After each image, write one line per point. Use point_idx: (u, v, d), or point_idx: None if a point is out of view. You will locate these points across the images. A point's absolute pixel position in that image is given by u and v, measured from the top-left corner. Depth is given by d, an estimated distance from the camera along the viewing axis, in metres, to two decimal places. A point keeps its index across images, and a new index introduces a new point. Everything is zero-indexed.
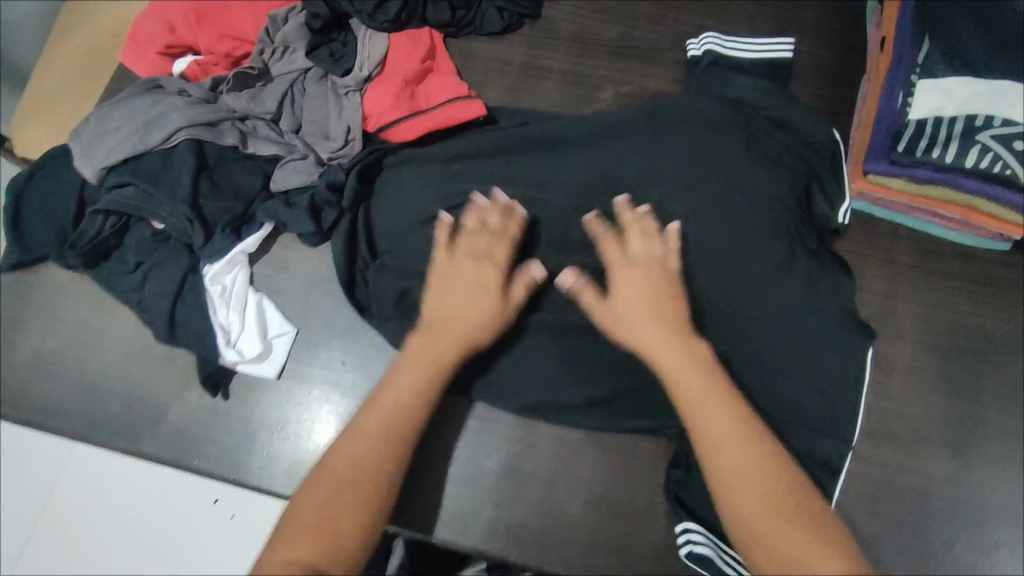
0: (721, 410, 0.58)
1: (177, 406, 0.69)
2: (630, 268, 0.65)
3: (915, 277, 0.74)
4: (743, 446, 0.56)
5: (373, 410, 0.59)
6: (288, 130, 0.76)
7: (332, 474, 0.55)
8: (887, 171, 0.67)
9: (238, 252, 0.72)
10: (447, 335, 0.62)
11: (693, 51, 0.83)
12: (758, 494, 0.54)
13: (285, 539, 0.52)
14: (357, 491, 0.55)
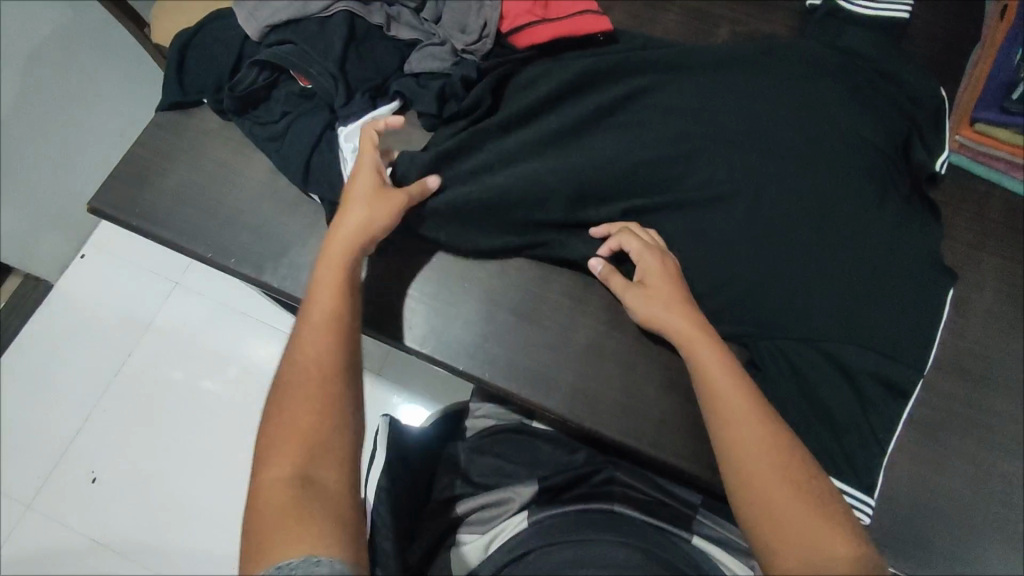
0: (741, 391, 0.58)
1: (300, 246, 0.76)
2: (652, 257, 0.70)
3: (1001, 234, 0.77)
4: (751, 419, 0.56)
5: (316, 322, 0.59)
6: (429, 20, 0.83)
7: (296, 398, 0.53)
8: (997, 118, 0.74)
9: (371, 118, 0.78)
10: (356, 238, 0.65)
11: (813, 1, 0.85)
12: (770, 457, 0.54)
13: (269, 464, 0.50)
14: (318, 392, 0.54)
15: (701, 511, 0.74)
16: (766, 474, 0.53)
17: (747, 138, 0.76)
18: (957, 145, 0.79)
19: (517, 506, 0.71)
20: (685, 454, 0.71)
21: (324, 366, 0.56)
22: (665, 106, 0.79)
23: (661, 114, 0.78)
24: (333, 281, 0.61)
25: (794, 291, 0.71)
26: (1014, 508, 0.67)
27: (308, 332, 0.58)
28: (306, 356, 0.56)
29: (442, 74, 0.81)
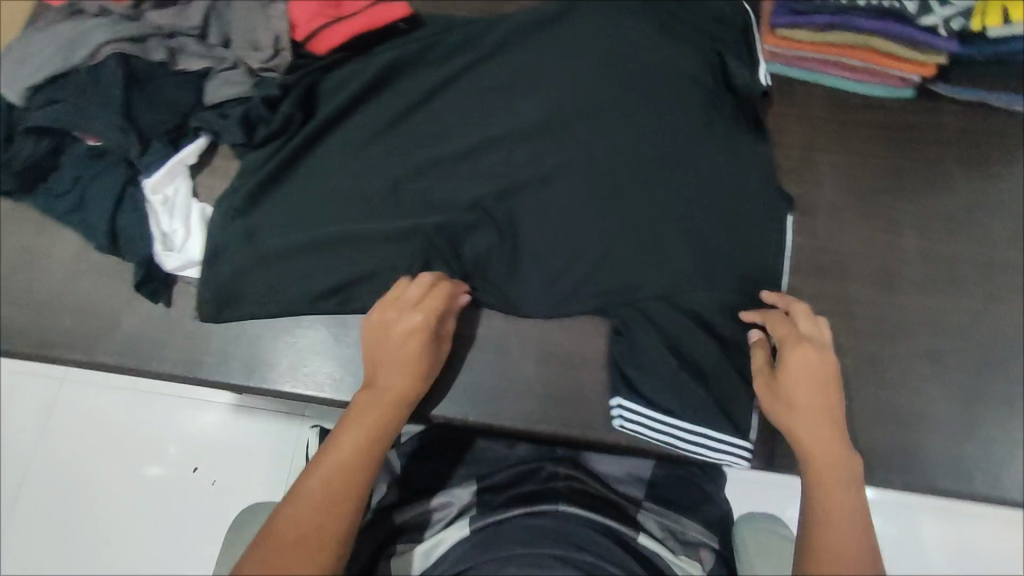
0: (816, 418, 0.61)
1: (132, 316, 0.71)
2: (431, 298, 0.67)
3: (827, 129, 0.79)
4: (830, 436, 0.61)
5: (369, 423, 0.60)
6: (217, 44, 0.77)
7: (310, 499, 0.55)
8: (791, 22, 0.74)
9: (177, 162, 0.73)
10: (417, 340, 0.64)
11: None
12: (834, 472, 0.59)
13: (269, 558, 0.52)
14: (337, 493, 0.55)
15: (646, 505, 0.72)
16: (831, 528, 0.56)
17: (565, 95, 0.76)
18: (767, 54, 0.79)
19: (457, 510, 0.69)
20: (579, 422, 0.70)
21: (346, 478, 0.56)
22: (481, 83, 0.78)
23: (479, 92, 0.78)
24: (401, 380, 0.63)
25: (643, 234, 0.71)
26: (897, 386, 0.69)
27: (356, 458, 0.57)
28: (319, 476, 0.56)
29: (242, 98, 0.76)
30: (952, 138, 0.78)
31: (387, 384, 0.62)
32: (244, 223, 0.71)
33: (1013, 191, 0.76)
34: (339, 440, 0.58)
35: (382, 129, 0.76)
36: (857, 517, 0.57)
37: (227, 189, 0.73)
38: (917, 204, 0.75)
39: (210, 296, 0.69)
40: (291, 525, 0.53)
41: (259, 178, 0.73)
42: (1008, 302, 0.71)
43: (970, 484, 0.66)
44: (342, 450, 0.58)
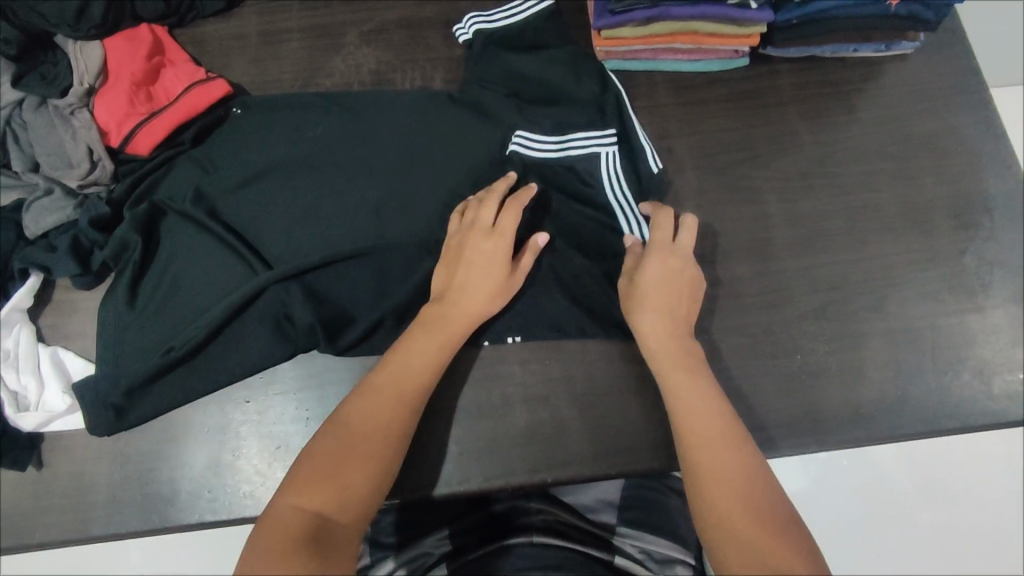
0: (681, 386, 0.60)
1: (3, 486, 0.65)
2: (482, 242, 0.66)
3: (677, 114, 0.80)
4: (716, 429, 0.57)
5: (388, 373, 0.61)
6: (24, 169, 0.71)
7: (306, 475, 0.53)
8: (612, 22, 0.72)
9: (10, 312, 0.67)
10: (472, 304, 0.64)
11: (463, 35, 0.77)
12: (730, 467, 0.55)
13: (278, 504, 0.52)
14: (356, 449, 0.55)
15: (619, 530, 0.74)
16: (714, 486, 0.54)
17: (411, 143, 0.73)
18: (602, 53, 0.78)
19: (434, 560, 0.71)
20: (500, 473, 0.67)
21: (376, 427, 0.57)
22: (323, 146, 0.73)
23: (323, 156, 0.73)
24: (440, 337, 0.63)
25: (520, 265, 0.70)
26: (790, 352, 0.71)
27: (358, 448, 0.56)
28: (316, 458, 0.55)
29: (68, 223, 0.70)
30: (792, 97, 0.80)
31: (405, 367, 0.61)
32: (110, 351, 0.67)
33: (856, 136, 0.79)
34: (361, 392, 0.59)
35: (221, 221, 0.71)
36: (744, 466, 0.55)
37: (105, 305, 0.68)
38: (774, 171, 0.77)
39: (104, 416, 0.64)
40: (276, 511, 0.51)
41: (115, 315, 0.68)
42: (871, 245, 0.74)
43: (876, 428, 0.69)
44: (346, 435, 0.56)
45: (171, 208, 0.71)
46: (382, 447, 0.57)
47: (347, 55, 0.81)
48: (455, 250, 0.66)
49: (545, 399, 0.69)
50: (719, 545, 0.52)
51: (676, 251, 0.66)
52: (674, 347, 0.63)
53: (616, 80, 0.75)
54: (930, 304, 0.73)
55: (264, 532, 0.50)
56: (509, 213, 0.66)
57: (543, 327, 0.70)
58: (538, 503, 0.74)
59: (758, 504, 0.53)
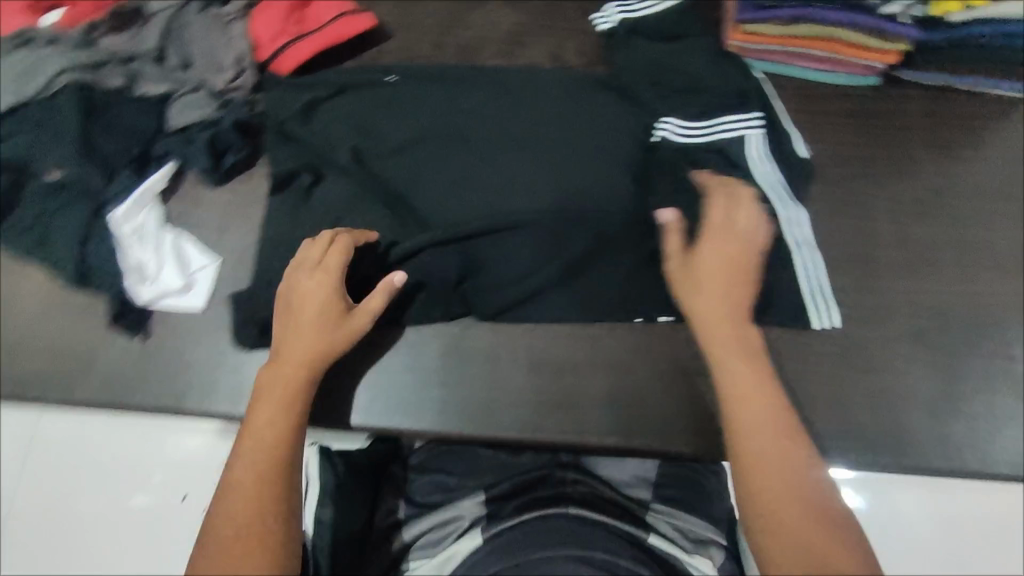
0: (750, 359, 0.59)
1: (110, 350, 0.69)
2: (303, 275, 0.65)
3: (799, 120, 0.80)
4: (756, 406, 0.56)
5: (270, 385, 0.60)
6: (177, 67, 0.75)
7: (257, 473, 0.55)
8: (754, 16, 0.74)
9: (145, 192, 0.71)
10: (311, 335, 0.62)
11: (604, 25, 0.81)
12: (778, 450, 0.54)
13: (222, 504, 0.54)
14: (256, 461, 0.55)
15: (653, 506, 0.73)
16: (753, 461, 0.54)
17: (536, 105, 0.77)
18: (736, 48, 0.79)
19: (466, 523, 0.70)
20: (573, 430, 0.68)
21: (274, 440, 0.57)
22: (455, 95, 0.77)
23: (454, 104, 0.77)
24: (302, 357, 0.61)
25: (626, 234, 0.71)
26: (882, 369, 0.70)
27: (257, 461, 0.55)
28: (261, 447, 0.56)
29: (207, 121, 0.74)
30: (919, 123, 0.79)
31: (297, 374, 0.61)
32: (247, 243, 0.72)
33: (980, 172, 0.77)
34: (257, 401, 0.59)
35: (364, 147, 0.75)
36: (789, 449, 0.54)
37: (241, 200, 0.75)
38: (891, 192, 0.77)
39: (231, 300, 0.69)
40: (239, 490, 0.54)
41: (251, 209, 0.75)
42: (981, 280, 0.73)
43: (958, 461, 0.67)
44: (245, 447, 0.56)
45: (314, 126, 0.76)
46: (272, 462, 0.56)
47: (486, 13, 0.84)
48: (285, 293, 0.65)
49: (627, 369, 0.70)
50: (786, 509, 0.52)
51: (677, 246, 0.66)
52: (727, 321, 0.61)
53: (762, 81, 0.78)
54: None
55: (218, 526, 0.53)
56: (333, 255, 0.65)
57: (639, 299, 0.71)
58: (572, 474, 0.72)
59: (806, 487, 0.52)
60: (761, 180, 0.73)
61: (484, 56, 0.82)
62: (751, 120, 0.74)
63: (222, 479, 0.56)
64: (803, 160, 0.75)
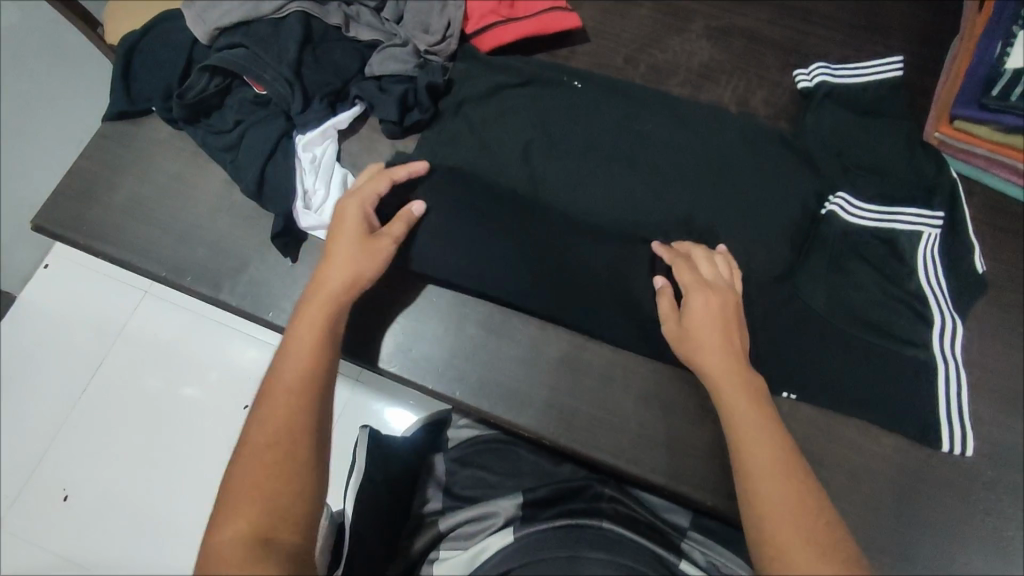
0: (744, 418, 0.55)
1: (260, 262, 0.73)
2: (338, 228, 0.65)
3: (984, 233, 0.75)
4: (767, 433, 0.53)
5: (281, 369, 0.56)
6: (390, 20, 0.79)
7: (255, 471, 0.50)
8: (976, 115, 0.70)
9: (330, 126, 0.75)
10: (326, 303, 0.60)
11: (805, 82, 0.79)
12: (779, 480, 0.50)
13: (225, 523, 0.48)
14: (267, 460, 0.50)
15: (688, 534, 0.69)
16: (762, 487, 0.50)
17: (714, 144, 0.75)
18: (937, 140, 0.75)
19: (502, 520, 0.67)
20: (665, 473, 0.67)
21: (286, 426, 0.52)
22: (637, 112, 0.77)
23: (633, 120, 0.77)
24: (313, 335, 0.58)
25: (769, 297, 0.70)
26: (1008, 517, 0.65)
27: (265, 456, 0.50)
28: (258, 445, 0.51)
29: (404, 76, 0.77)
30: None
31: (304, 347, 0.57)
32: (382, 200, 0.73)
33: None
34: (270, 382, 0.55)
35: (533, 142, 0.76)
36: (799, 483, 0.50)
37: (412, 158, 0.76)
38: None
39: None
40: (238, 495, 0.49)
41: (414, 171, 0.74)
42: None
43: None
44: (251, 442, 0.52)
45: (491, 109, 0.77)
46: (288, 448, 0.51)
47: (685, 40, 0.83)
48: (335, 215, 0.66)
49: None
50: (787, 529, 0.48)
51: (735, 297, 0.64)
52: (727, 365, 0.58)
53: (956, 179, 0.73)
54: None
55: (222, 542, 0.47)
56: (361, 198, 0.66)
57: (770, 363, 0.68)
58: (610, 493, 0.70)
59: (821, 529, 0.48)
60: (924, 281, 0.69)
61: (672, 81, 0.82)
62: (932, 219, 0.70)
63: (221, 488, 0.50)
64: (979, 276, 0.70)
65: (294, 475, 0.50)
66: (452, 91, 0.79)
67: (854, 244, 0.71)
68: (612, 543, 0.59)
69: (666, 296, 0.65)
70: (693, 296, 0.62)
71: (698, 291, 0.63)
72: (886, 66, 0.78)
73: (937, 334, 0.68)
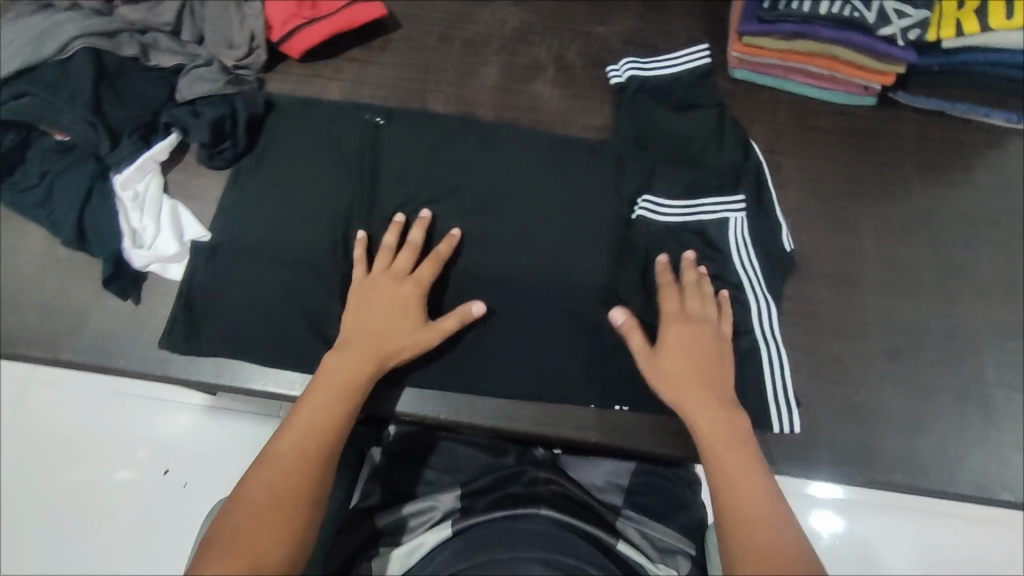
0: (716, 436, 0.59)
1: (100, 313, 0.70)
2: (374, 279, 0.68)
3: (793, 136, 0.81)
4: (738, 446, 0.59)
5: (298, 428, 0.58)
6: (191, 42, 0.77)
7: (240, 518, 0.52)
8: (757, 29, 0.74)
9: (148, 159, 0.72)
10: (370, 348, 0.64)
11: (617, 79, 0.81)
12: (754, 504, 0.55)
13: (203, 566, 0.50)
14: (273, 514, 0.53)
15: (624, 513, 0.69)
16: (737, 504, 0.55)
17: (524, 115, 0.81)
18: (737, 62, 0.81)
19: (440, 515, 0.65)
20: (549, 422, 0.71)
21: (280, 491, 0.54)
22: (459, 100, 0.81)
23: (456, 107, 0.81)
24: (343, 378, 0.61)
25: (602, 240, 0.75)
26: (857, 385, 0.71)
27: (265, 512, 0.53)
28: (225, 525, 0.52)
29: (217, 96, 0.76)
30: (911, 145, 0.81)
31: (327, 415, 0.59)
32: (187, 274, 0.70)
33: (965, 196, 0.79)
34: (265, 455, 0.57)
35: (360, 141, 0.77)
36: (770, 510, 0.54)
37: (241, 180, 0.75)
38: (878, 212, 0.78)
39: (176, 333, 0.67)
40: (222, 541, 0.51)
41: (250, 192, 0.74)
42: (962, 304, 0.74)
43: (931, 482, 0.68)
44: (263, 497, 0.54)
45: (316, 117, 0.78)
46: (282, 509, 0.53)
47: (494, 9, 0.85)
48: (358, 290, 0.68)
49: (606, 365, 0.72)
50: (758, 561, 0.51)
51: (710, 329, 0.66)
52: (694, 381, 0.63)
53: (763, 162, 0.78)
54: (1007, 375, 0.72)
55: (213, 572, 0.49)
56: (429, 266, 0.69)
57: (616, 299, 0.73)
58: (549, 475, 0.68)
59: (783, 553, 0.52)
60: (741, 274, 0.72)
61: (490, 50, 0.83)
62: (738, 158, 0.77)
63: (208, 536, 0.52)
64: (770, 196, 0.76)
65: (275, 540, 0.52)
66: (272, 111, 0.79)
67: (676, 172, 0.77)
68: (532, 538, 0.58)
69: (637, 329, 0.67)
70: (666, 329, 0.66)
71: (675, 323, 0.66)
72: (698, 52, 0.81)
73: (756, 313, 0.70)
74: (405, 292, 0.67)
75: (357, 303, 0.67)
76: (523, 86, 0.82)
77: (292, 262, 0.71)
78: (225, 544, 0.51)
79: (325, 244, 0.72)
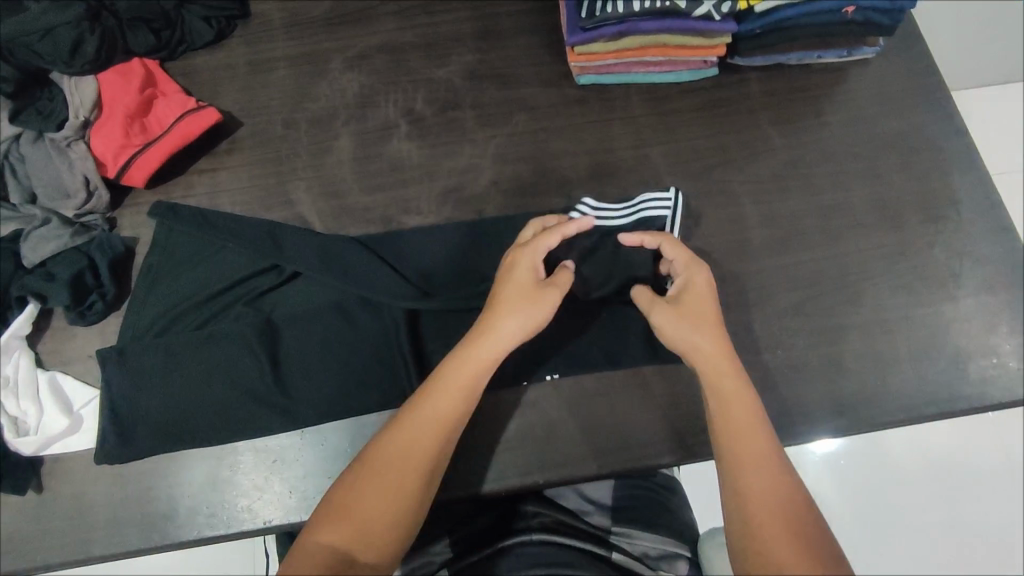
0: (715, 370, 0.61)
1: (1, 513, 0.66)
2: (530, 270, 0.65)
3: (651, 124, 0.82)
4: (731, 365, 0.61)
5: (426, 408, 0.59)
6: (22, 202, 0.73)
7: (366, 489, 0.55)
8: (584, 38, 0.76)
9: (9, 339, 0.69)
10: (490, 346, 0.62)
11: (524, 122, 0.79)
12: (745, 417, 0.58)
13: (325, 524, 0.54)
14: (390, 488, 0.56)
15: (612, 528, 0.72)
16: (745, 442, 0.57)
17: (395, 178, 0.80)
18: (578, 68, 0.81)
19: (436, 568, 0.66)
20: (493, 477, 0.69)
21: (406, 470, 0.56)
22: (323, 179, 0.79)
23: (322, 189, 0.79)
24: (470, 379, 0.61)
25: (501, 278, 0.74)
26: (773, 348, 0.73)
27: (389, 487, 0.56)
28: (364, 484, 0.56)
29: (67, 251, 0.72)
30: (762, 103, 0.83)
31: (449, 413, 0.59)
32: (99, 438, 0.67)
33: (824, 137, 0.82)
34: (393, 433, 0.58)
35: (229, 245, 0.73)
36: (757, 429, 0.58)
37: (126, 327, 0.71)
38: (748, 175, 0.80)
39: (111, 446, 0.66)
40: (344, 514, 0.54)
41: (135, 333, 0.71)
42: (847, 240, 0.77)
43: (860, 419, 0.70)
44: (380, 476, 0.56)
45: (188, 225, 0.74)
46: (405, 486, 0.56)
47: (332, 80, 0.84)
48: (499, 295, 0.64)
49: (536, 402, 0.71)
50: (744, 461, 0.56)
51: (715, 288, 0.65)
52: (706, 311, 0.63)
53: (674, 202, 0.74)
54: (903, 296, 0.75)
55: (333, 514, 0.54)
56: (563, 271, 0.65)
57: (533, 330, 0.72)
58: (536, 507, 0.71)
59: (768, 457, 0.57)
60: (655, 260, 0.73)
61: (337, 123, 0.82)
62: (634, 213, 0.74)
63: (338, 484, 0.57)
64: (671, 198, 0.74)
65: (386, 512, 0.55)
66: (137, 253, 0.76)
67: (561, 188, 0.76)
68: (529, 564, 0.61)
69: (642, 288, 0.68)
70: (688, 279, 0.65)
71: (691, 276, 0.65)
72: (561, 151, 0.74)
73: None
74: (546, 306, 0.63)
75: (501, 302, 0.64)
76: (380, 149, 0.81)
77: (192, 385, 0.68)
78: (348, 510, 0.54)
79: (222, 370, 0.68)
